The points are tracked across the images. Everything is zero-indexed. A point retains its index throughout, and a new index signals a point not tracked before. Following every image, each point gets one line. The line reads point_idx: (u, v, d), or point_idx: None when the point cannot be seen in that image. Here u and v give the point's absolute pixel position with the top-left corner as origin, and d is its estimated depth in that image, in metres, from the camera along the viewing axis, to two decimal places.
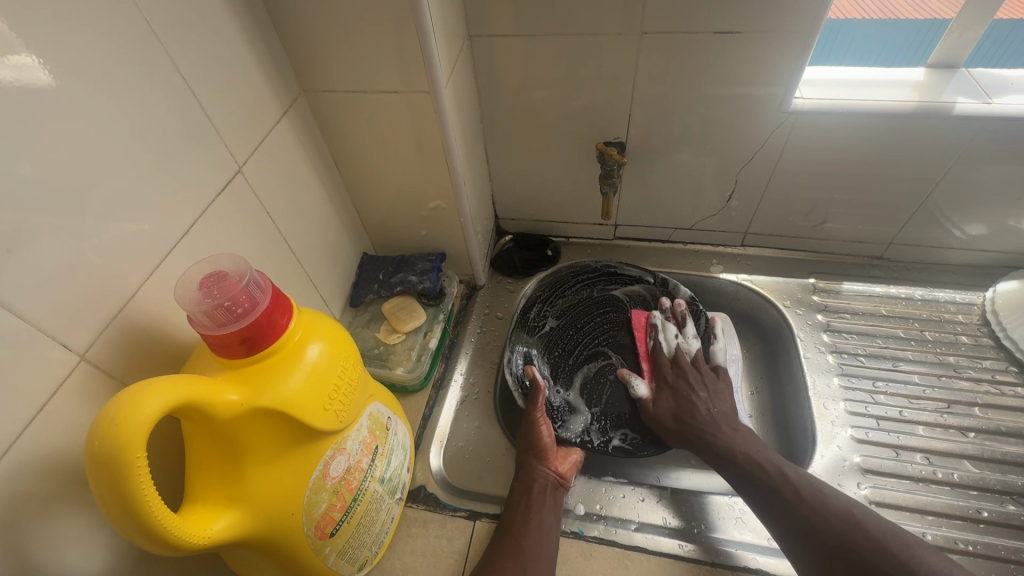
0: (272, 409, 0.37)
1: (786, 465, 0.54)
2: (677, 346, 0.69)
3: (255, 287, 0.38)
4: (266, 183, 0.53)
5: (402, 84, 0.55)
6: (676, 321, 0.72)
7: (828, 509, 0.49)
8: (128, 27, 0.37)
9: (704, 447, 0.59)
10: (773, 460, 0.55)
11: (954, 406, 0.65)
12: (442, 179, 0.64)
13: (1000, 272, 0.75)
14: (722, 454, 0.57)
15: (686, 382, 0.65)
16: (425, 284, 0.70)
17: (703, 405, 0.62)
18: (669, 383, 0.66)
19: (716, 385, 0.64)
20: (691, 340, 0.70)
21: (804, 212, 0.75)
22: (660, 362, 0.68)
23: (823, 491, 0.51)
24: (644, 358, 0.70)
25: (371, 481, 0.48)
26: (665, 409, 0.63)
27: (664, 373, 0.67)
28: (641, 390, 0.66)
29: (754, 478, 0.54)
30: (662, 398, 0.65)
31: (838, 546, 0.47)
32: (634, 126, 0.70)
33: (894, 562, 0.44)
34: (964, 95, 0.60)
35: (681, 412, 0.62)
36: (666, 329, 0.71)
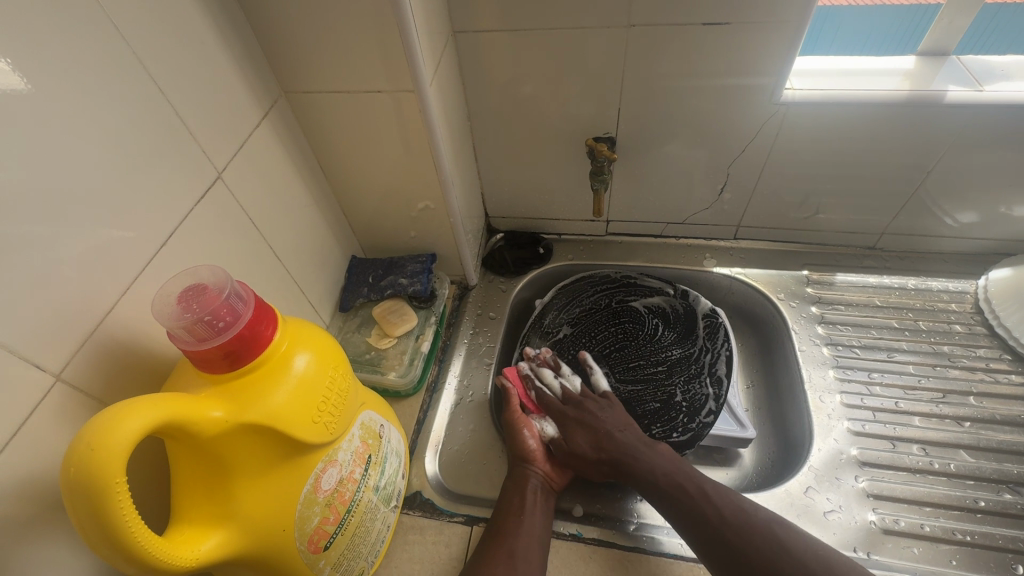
0: (260, 424, 0.36)
1: (704, 482, 0.53)
2: (563, 386, 0.66)
3: (237, 299, 0.37)
4: (248, 189, 0.51)
5: (386, 84, 0.53)
6: (551, 364, 0.68)
7: (749, 530, 0.48)
8: (96, 31, 0.36)
9: (627, 473, 0.56)
10: (691, 478, 0.53)
11: (949, 396, 0.65)
12: (430, 180, 0.63)
13: (992, 260, 0.75)
14: (645, 481, 0.54)
15: (588, 412, 0.62)
16: (415, 286, 0.69)
17: (615, 429, 0.59)
18: (571, 417, 0.61)
19: (616, 411, 0.62)
20: (573, 378, 0.67)
21: (796, 204, 0.74)
22: (551, 404, 0.64)
23: (743, 508, 0.50)
24: (530, 404, 0.65)
25: (364, 492, 0.47)
26: (582, 445, 0.59)
27: (562, 411, 0.62)
28: (550, 431, 0.61)
29: (675, 502, 0.52)
30: (574, 433, 0.60)
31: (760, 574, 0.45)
32: (624, 121, 0.69)
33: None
34: (955, 83, 0.60)
35: (597, 439, 0.58)
36: (544, 376, 0.66)
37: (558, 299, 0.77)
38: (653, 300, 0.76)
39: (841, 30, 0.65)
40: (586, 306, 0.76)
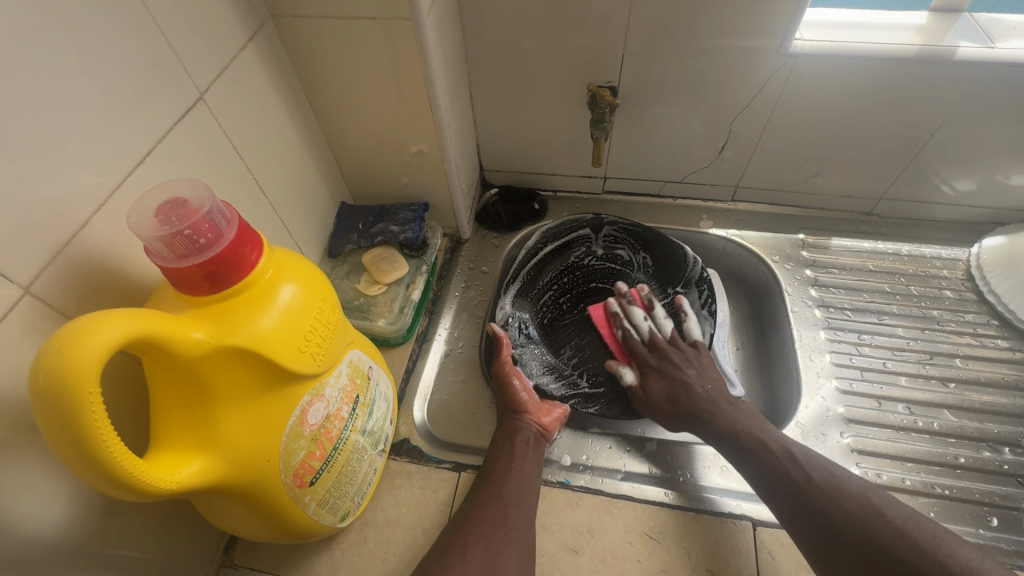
0: (243, 350, 0.34)
1: (790, 444, 0.52)
2: (650, 329, 0.65)
3: (219, 218, 0.35)
4: (232, 116, 0.48)
5: (380, 10, 0.50)
6: (643, 304, 0.68)
7: (842, 496, 0.47)
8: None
9: (700, 426, 0.57)
10: (777, 439, 0.52)
11: (935, 358, 0.65)
12: (424, 121, 0.60)
13: (985, 229, 0.75)
14: (723, 434, 0.54)
15: (671, 362, 0.61)
16: (407, 234, 0.67)
17: (697, 382, 0.59)
18: (653, 367, 0.62)
19: (702, 362, 0.61)
20: (663, 321, 0.66)
21: (796, 166, 0.73)
22: (636, 350, 0.65)
23: (835, 473, 0.49)
24: (614, 345, 0.67)
25: (351, 432, 0.47)
26: (659, 393, 0.60)
27: (646, 358, 0.63)
28: (629, 378, 0.62)
29: (764, 461, 0.51)
30: (652, 381, 0.61)
31: (859, 544, 0.44)
32: (628, 70, 0.66)
33: (915, 553, 0.42)
34: (967, 40, 0.58)
35: (675, 392, 0.59)
36: (631, 314, 0.66)
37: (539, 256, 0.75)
38: (639, 252, 0.75)
39: None
40: (567, 263, 0.75)
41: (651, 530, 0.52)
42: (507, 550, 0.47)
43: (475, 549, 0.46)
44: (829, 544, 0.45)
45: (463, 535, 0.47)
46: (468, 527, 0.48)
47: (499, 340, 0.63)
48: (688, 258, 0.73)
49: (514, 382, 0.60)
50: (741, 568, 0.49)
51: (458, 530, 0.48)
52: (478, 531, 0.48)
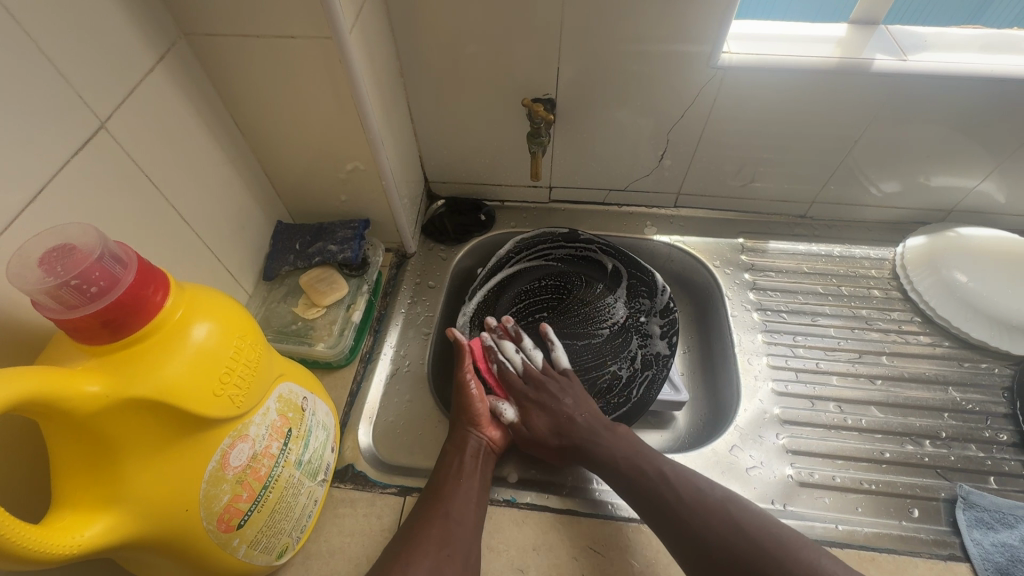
0: (148, 400, 0.33)
1: (663, 464, 0.53)
2: (523, 360, 0.65)
3: (113, 261, 0.33)
4: (142, 143, 0.46)
5: (300, 28, 0.48)
6: (512, 336, 0.68)
7: (705, 510, 0.48)
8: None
9: (584, 458, 0.56)
10: (651, 460, 0.53)
11: (864, 356, 0.68)
12: (357, 138, 0.59)
13: (910, 229, 0.80)
14: (604, 464, 0.55)
15: (547, 394, 0.61)
16: (346, 254, 0.65)
17: (577, 413, 0.59)
18: (530, 399, 0.61)
19: (576, 390, 0.62)
20: (533, 353, 0.66)
21: (733, 172, 0.75)
22: (512, 382, 0.63)
23: (700, 488, 0.50)
24: (491, 380, 0.65)
25: (284, 467, 0.45)
26: (541, 428, 0.59)
27: (521, 391, 0.62)
28: (510, 416, 0.60)
29: (641, 487, 0.52)
30: (534, 416, 0.60)
31: (717, 549, 0.46)
32: (564, 82, 0.66)
33: (770, 563, 0.44)
34: (882, 51, 0.61)
35: (558, 424, 0.58)
36: (505, 348, 0.66)
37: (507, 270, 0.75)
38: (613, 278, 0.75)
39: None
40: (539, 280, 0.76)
41: (595, 544, 0.53)
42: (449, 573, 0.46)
43: (418, 566, 0.46)
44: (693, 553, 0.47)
45: (403, 560, 0.46)
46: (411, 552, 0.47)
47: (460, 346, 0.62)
48: (659, 284, 0.73)
49: (471, 388, 0.60)
50: None
51: (398, 556, 0.47)
52: (420, 554, 0.47)
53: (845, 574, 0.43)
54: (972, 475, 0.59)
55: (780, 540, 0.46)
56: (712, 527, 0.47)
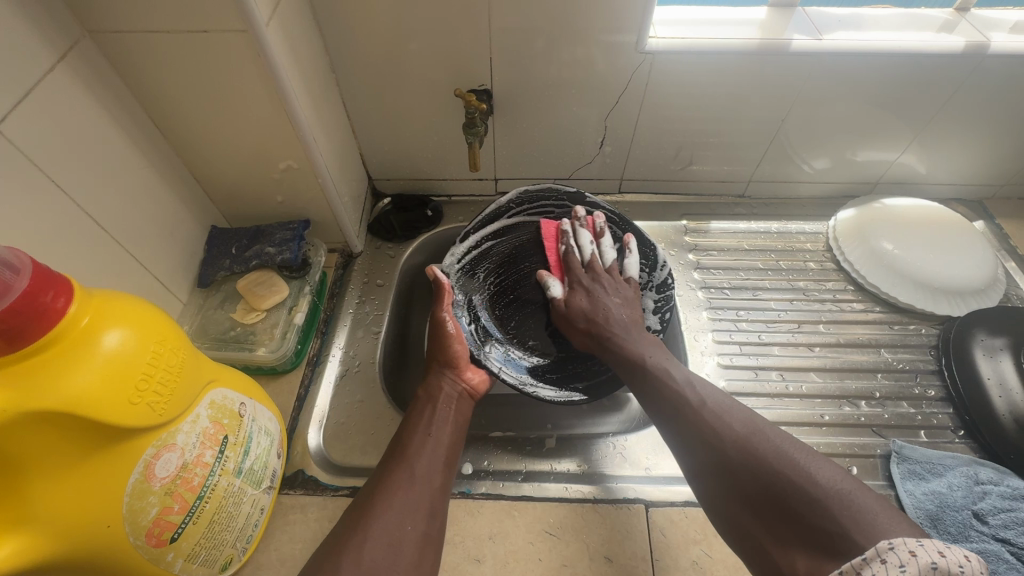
0: (52, 412, 0.31)
1: (692, 375, 0.51)
2: (592, 252, 0.67)
3: (4, 269, 0.31)
4: (43, 145, 0.43)
5: (212, 22, 0.47)
6: (595, 231, 0.70)
7: (728, 420, 0.45)
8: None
9: (604, 346, 0.59)
10: (681, 369, 0.52)
11: (803, 325, 0.71)
12: (286, 136, 0.58)
13: (841, 203, 0.84)
14: (622, 360, 0.56)
15: (600, 285, 0.63)
16: (284, 255, 0.63)
17: (618, 309, 0.60)
18: (583, 284, 0.64)
19: (627, 294, 0.63)
20: (606, 250, 0.67)
21: (672, 155, 0.77)
22: (572, 266, 0.66)
23: (726, 403, 0.47)
24: (555, 260, 0.69)
25: (221, 476, 0.44)
26: (578, 310, 0.62)
27: (578, 275, 0.64)
28: (557, 291, 0.65)
29: (657, 386, 0.51)
30: (577, 297, 0.63)
31: (741, 461, 0.42)
32: (498, 72, 0.66)
33: (796, 471, 0.39)
34: (800, 31, 0.63)
35: (592, 315, 0.60)
36: (580, 236, 0.68)
37: (504, 221, 0.72)
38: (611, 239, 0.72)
39: None
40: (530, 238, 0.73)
41: (551, 527, 0.53)
42: (415, 521, 0.45)
43: (372, 529, 0.43)
44: (721, 469, 0.43)
45: (365, 515, 0.44)
46: (376, 503, 0.45)
47: (443, 288, 0.62)
48: (658, 257, 0.71)
49: (448, 328, 0.62)
50: (635, 551, 0.51)
51: (361, 515, 0.44)
52: (381, 506, 0.45)
53: (879, 504, 0.36)
54: (904, 431, 0.62)
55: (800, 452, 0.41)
56: (739, 437, 0.43)
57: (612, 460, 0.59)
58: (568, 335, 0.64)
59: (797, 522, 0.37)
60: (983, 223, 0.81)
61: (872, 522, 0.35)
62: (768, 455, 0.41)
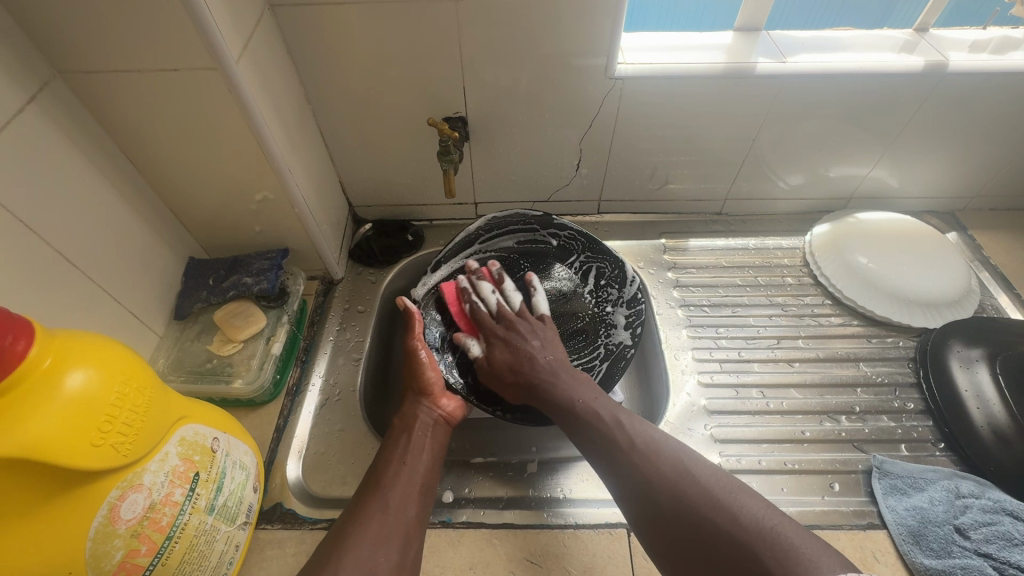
0: (9, 458, 0.30)
1: (620, 411, 0.52)
2: (497, 301, 0.65)
3: None
4: (14, 188, 0.44)
5: (182, 60, 0.47)
6: (493, 279, 0.68)
7: (658, 460, 0.47)
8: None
9: (539, 398, 0.57)
10: (608, 407, 0.53)
11: (783, 341, 0.72)
12: (261, 168, 0.58)
13: (817, 218, 0.85)
14: (559, 402, 0.55)
15: (517, 333, 0.61)
16: (262, 285, 0.64)
17: (540, 354, 0.59)
18: (500, 336, 0.62)
19: (547, 333, 0.62)
20: (510, 295, 0.66)
21: (647, 176, 0.78)
22: (482, 321, 0.64)
23: (655, 438, 0.49)
24: (463, 320, 0.66)
25: (191, 514, 0.43)
26: (502, 363, 0.60)
27: (492, 328, 0.62)
28: (476, 351, 0.63)
29: (589, 429, 0.52)
30: (498, 352, 0.61)
31: (670, 507, 0.43)
32: (472, 99, 0.67)
33: (717, 509, 0.41)
34: (764, 55, 0.65)
35: (515, 362, 0.59)
36: (480, 288, 0.66)
37: (475, 247, 0.74)
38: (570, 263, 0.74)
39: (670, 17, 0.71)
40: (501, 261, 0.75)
41: (532, 555, 0.52)
42: (388, 553, 0.45)
43: (345, 564, 0.43)
44: (647, 515, 0.45)
45: (339, 550, 0.45)
46: (350, 537, 0.46)
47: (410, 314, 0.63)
48: (627, 272, 0.72)
49: (421, 356, 0.62)
50: None
51: (334, 549, 0.45)
52: (356, 541, 0.45)
53: (803, 539, 0.38)
54: (884, 445, 0.62)
55: (725, 489, 0.43)
56: (669, 482, 0.45)
57: (594, 485, 0.58)
58: (499, 392, 0.62)
59: (717, 559, 0.39)
60: (955, 234, 0.82)
61: (792, 557, 0.37)
62: (696, 498, 0.43)
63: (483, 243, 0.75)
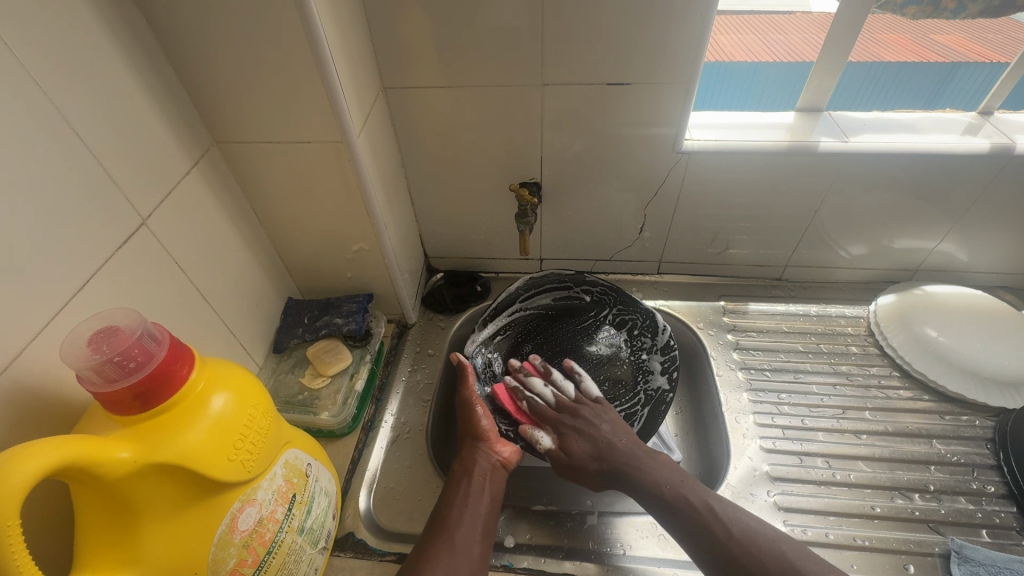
0: (170, 465, 0.36)
1: (710, 497, 0.54)
2: (553, 393, 0.68)
3: (150, 340, 0.38)
4: (176, 237, 0.53)
5: (315, 134, 0.57)
6: (540, 372, 0.71)
7: (761, 553, 0.49)
8: (7, 76, 0.37)
9: (628, 484, 0.58)
10: (696, 491, 0.55)
11: (848, 411, 0.71)
12: (362, 222, 0.66)
13: (881, 287, 0.85)
14: (649, 489, 0.56)
15: (584, 420, 0.64)
16: (350, 326, 0.70)
17: (616, 438, 0.61)
18: (568, 425, 0.64)
19: (610, 417, 0.64)
20: (564, 385, 0.69)
21: (709, 241, 0.82)
22: (546, 413, 0.66)
23: (752, 527, 0.51)
24: (523, 416, 0.68)
25: (287, 533, 0.47)
26: (581, 454, 0.61)
27: (558, 420, 0.64)
28: (546, 443, 0.64)
29: (684, 514, 0.53)
30: (573, 442, 0.62)
31: None
32: (548, 167, 0.74)
33: None
34: (827, 134, 0.69)
35: (597, 450, 0.61)
36: (532, 385, 0.69)
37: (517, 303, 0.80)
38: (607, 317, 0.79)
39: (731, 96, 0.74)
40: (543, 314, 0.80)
41: None
42: None
43: None
44: None
45: None
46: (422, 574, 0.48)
47: (464, 370, 0.68)
48: (659, 321, 0.76)
49: (477, 409, 0.65)
50: None
51: None
52: None
53: None
54: (964, 529, 0.59)
55: None
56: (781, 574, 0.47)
57: (653, 543, 0.59)
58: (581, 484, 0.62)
59: None
60: None
61: None
62: None
63: (523, 301, 0.80)
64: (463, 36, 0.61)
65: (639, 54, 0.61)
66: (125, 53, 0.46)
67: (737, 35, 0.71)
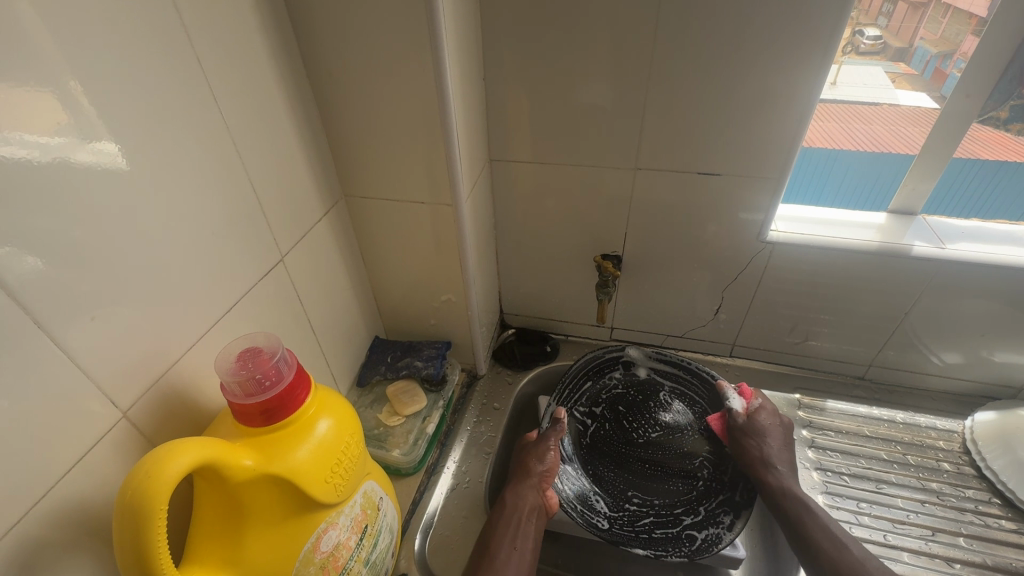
0: (280, 478, 0.40)
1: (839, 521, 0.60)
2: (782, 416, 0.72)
3: (283, 364, 0.43)
4: (302, 273, 0.60)
5: (428, 197, 0.64)
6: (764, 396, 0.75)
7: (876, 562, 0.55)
8: (213, 136, 0.46)
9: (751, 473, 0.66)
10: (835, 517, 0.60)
11: (939, 535, 0.65)
12: (454, 277, 0.72)
13: (979, 403, 0.79)
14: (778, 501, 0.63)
15: (775, 433, 0.69)
16: (429, 370, 0.75)
17: (775, 460, 0.66)
18: (768, 420, 0.69)
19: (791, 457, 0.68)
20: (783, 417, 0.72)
21: (787, 329, 0.80)
22: (763, 403, 0.72)
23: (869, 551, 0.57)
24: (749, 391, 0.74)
25: (355, 563, 0.50)
26: (741, 441, 0.69)
27: (769, 416, 0.70)
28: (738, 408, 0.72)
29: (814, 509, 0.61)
30: (760, 433, 0.69)
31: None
32: (631, 242, 0.78)
33: None
34: (921, 239, 0.68)
35: (759, 453, 0.67)
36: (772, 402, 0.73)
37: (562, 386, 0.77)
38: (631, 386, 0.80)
39: (804, 186, 0.73)
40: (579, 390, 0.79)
41: None
42: None
43: None
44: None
45: None
46: None
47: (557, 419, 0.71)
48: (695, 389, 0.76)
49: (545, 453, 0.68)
50: None
51: None
52: None
53: None
54: None
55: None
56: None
57: None
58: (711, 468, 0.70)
59: None
60: None
61: None
62: None
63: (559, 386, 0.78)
64: (566, 122, 0.68)
65: (730, 147, 0.65)
66: (293, 118, 0.56)
67: (822, 122, 0.68)
